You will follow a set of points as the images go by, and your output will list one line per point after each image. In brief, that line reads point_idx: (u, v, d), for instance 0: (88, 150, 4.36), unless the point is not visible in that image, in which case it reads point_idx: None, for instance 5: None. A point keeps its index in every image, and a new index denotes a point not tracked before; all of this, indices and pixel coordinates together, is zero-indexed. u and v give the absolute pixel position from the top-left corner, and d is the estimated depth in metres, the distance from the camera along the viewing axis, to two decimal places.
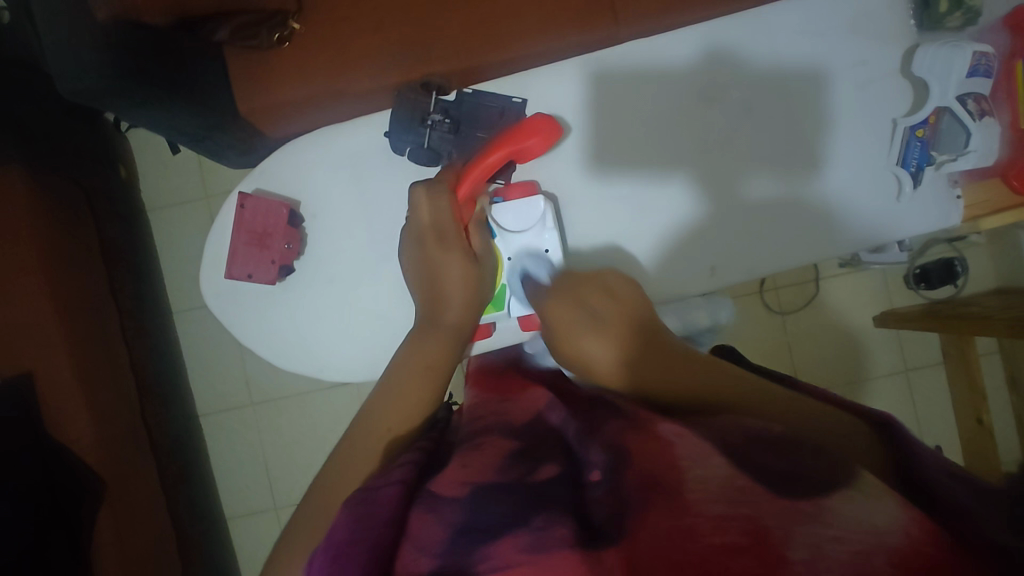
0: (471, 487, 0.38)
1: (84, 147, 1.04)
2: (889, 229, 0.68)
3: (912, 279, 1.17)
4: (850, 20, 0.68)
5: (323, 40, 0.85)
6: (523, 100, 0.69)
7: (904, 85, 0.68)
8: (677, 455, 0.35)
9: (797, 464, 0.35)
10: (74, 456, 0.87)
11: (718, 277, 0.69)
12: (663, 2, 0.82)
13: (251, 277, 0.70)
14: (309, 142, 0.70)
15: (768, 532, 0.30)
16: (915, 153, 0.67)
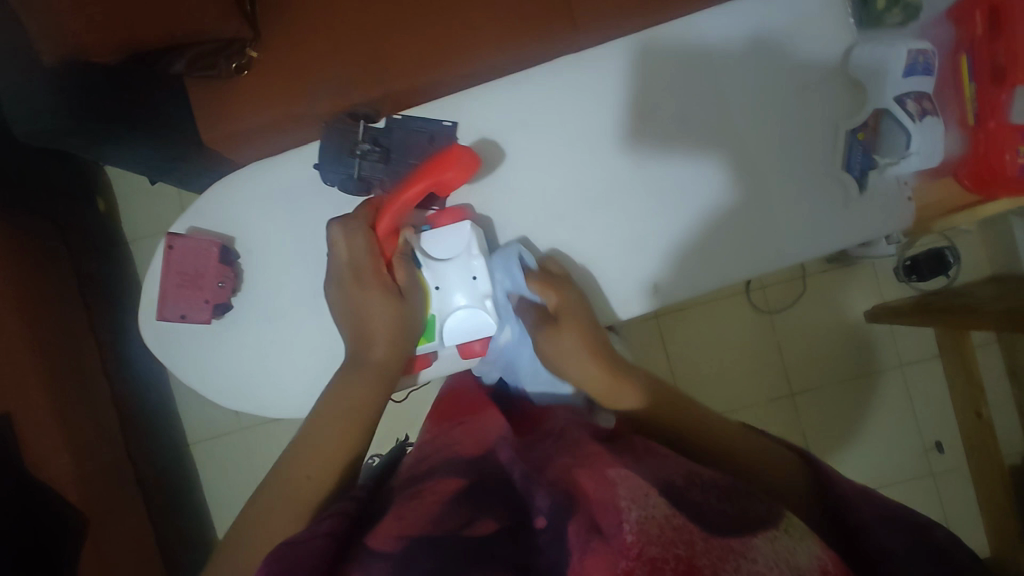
0: (405, 543, 0.36)
1: (60, 184, 1.05)
2: (881, 219, 0.68)
3: (902, 271, 1.14)
4: (793, 21, 0.68)
5: (279, 66, 0.84)
6: (454, 123, 0.69)
7: (844, 87, 0.68)
8: (619, 497, 0.35)
9: (727, 499, 0.36)
10: (54, 494, 0.87)
11: (661, 293, 0.68)
12: (621, 8, 0.80)
13: (183, 317, 0.69)
14: (239, 179, 0.70)
15: (698, 572, 0.31)
16: (858, 158, 0.67)
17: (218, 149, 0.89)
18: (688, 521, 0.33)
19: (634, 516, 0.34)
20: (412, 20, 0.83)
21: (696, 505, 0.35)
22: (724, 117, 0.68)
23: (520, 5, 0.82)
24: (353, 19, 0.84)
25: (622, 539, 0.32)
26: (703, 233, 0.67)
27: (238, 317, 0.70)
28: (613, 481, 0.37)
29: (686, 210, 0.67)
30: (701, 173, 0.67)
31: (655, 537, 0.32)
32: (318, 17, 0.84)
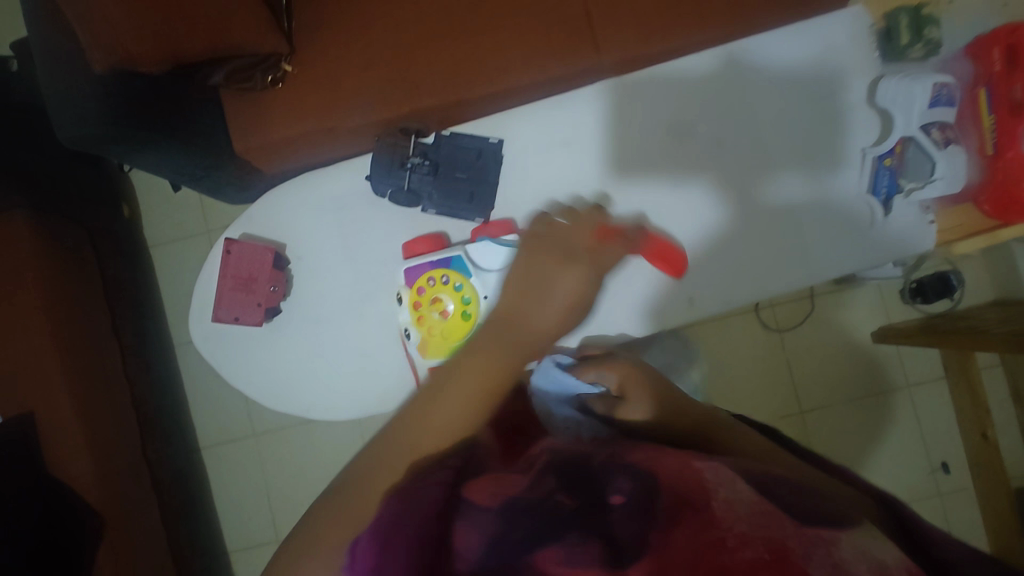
0: (502, 503, 0.40)
1: (89, 189, 1.07)
2: (898, 244, 0.69)
3: (908, 293, 1.17)
4: (816, 55, 0.71)
5: (314, 80, 0.87)
6: (500, 140, 0.72)
7: (871, 116, 0.71)
8: (705, 479, 0.40)
9: (809, 498, 0.41)
10: (74, 493, 0.88)
11: (697, 307, 0.70)
12: (646, 35, 0.84)
13: (237, 319, 0.71)
14: (293, 187, 0.72)
15: (789, 549, 0.35)
16: (885, 181, 0.69)
17: (252, 159, 0.92)
18: (775, 508, 0.38)
19: (720, 495, 0.39)
20: (445, 39, 0.86)
21: (782, 498, 0.40)
22: (755, 144, 0.71)
23: (549, 28, 0.85)
24: (387, 37, 0.87)
25: (712, 513, 0.37)
26: (728, 252, 0.70)
27: (286, 320, 0.72)
28: (697, 470, 0.41)
29: (713, 230, 0.70)
30: (731, 195, 0.71)
31: (743, 516, 0.37)
32: (353, 34, 0.87)
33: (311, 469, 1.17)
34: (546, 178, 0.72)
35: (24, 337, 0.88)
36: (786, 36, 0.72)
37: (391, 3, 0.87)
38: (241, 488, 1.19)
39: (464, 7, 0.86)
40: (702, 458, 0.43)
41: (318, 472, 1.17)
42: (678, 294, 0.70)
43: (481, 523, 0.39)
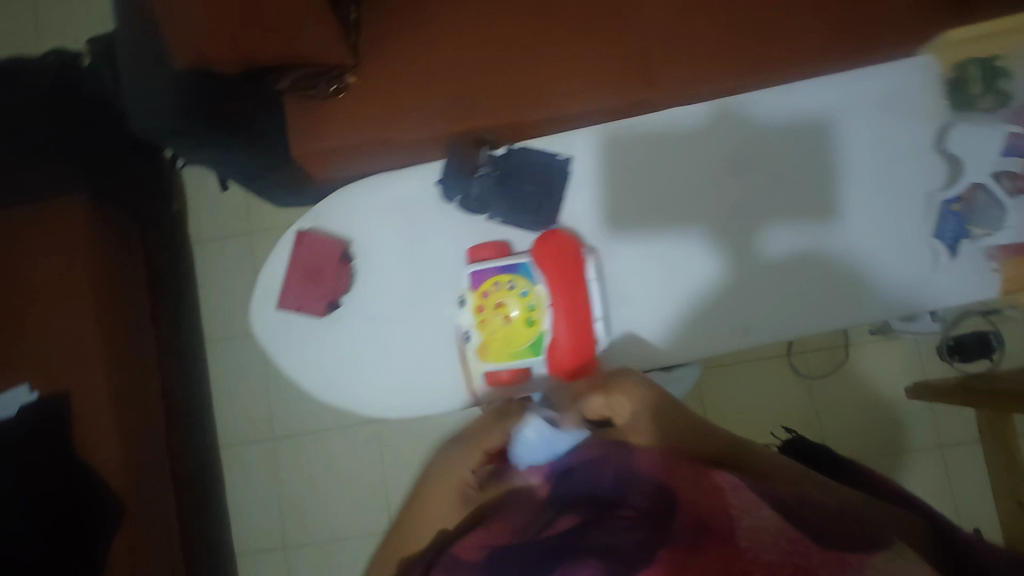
0: (488, 551, 0.54)
1: (145, 182, 1.10)
2: (926, 296, 0.79)
3: (946, 351, 1.15)
4: (875, 116, 0.81)
5: (377, 93, 0.90)
6: (566, 158, 0.75)
7: (941, 163, 0.81)
8: (730, 508, 0.49)
9: (840, 524, 0.49)
10: (97, 478, 0.87)
11: (750, 335, 0.79)
12: (701, 71, 0.85)
13: (302, 307, 0.79)
14: (363, 187, 0.77)
15: (810, 573, 0.42)
16: (951, 227, 0.79)
17: (306, 163, 0.95)
18: (800, 535, 0.46)
19: (744, 522, 0.47)
20: (505, 61, 0.88)
21: (810, 523, 0.48)
22: (823, 202, 0.81)
23: (607, 59, 0.86)
24: (449, 55, 0.89)
25: (738, 544, 0.45)
26: (790, 298, 0.79)
27: (347, 312, 0.79)
28: (719, 490, 0.52)
29: (782, 279, 0.80)
30: (794, 251, 0.80)
31: (770, 546, 0.44)
32: (417, 50, 0.89)
33: (328, 478, 1.17)
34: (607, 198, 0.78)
35: (68, 318, 0.90)
36: (879, 106, 0.81)
37: (454, 23, 0.89)
38: (255, 492, 1.18)
39: (525, 32, 0.88)
40: (721, 473, 0.56)
41: (335, 482, 1.17)
42: (729, 323, 0.79)
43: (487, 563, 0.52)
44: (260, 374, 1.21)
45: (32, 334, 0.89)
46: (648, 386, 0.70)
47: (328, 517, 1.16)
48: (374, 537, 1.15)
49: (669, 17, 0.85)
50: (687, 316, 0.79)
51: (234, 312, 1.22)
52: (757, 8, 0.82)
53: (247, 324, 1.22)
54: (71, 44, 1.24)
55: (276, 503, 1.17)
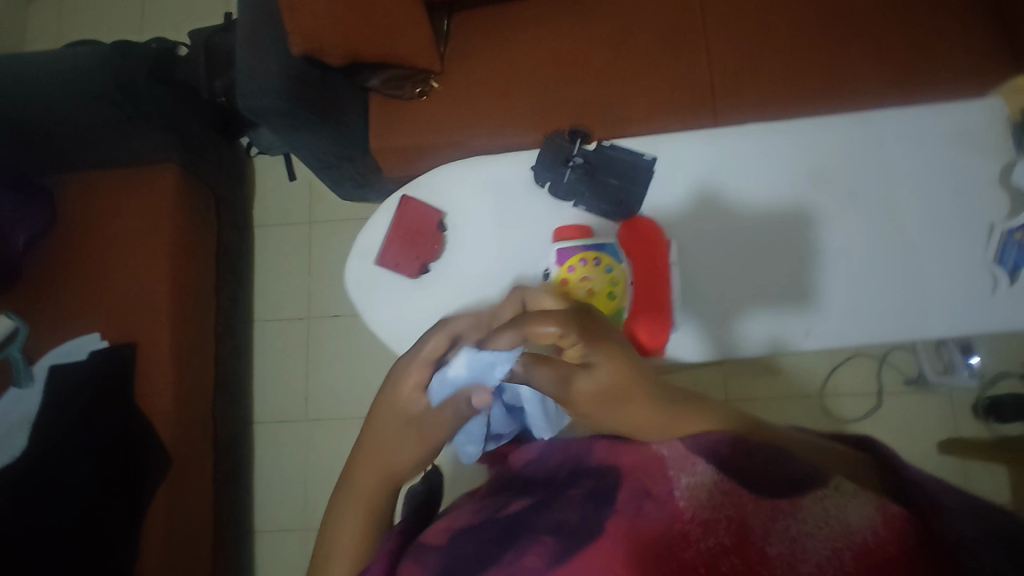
0: (451, 536, 0.41)
1: (226, 162, 1.17)
2: (985, 322, 0.72)
3: (981, 408, 1.14)
4: (893, 157, 0.77)
5: (456, 98, 0.96)
6: (654, 158, 0.78)
7: (1003, 197, 0.75)
8: (667, 467, 0.39)
9: (772, 460, 0.38)
10: (152, 429, 0.91)
11: (814, 340, 0.73)
12: (763, 109, 0.90)
13: (396, 267, 0.78)
14: (462, 165, 0.81)
15: (748, 529, 0.34)
16: (1013, 255, 0.73)
17: (381, 159, 1.00)
18: (734, 484, 0.36)
19: (682, 482, 0.38)
20: (578, 84, 0.94)
21: (740, 468, 0.38)
22: (877, 237, 0.75)
23: (674, 88, 0.92)
24: (527, 73, 0.95)
25: (674, 505, 0.36)
26: (850, 324, 0.73)
27: (434, 278, 0.78)
28: (658, 453, 0.41)
29: (841, 303, 0.74)
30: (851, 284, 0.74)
31: (706, 503, 0.36)
32: (500, 64, 0.96)
33: None
34: (680, 202, 0.78)
35: (148, 276, 0.96)
36: (909, 147, 0.77)
37: (535, 45, 0.96)
38: (282, 470, 1.21)
39: (600, 60, 0.95)
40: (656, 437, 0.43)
41: None
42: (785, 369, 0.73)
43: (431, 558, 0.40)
44: (302, 356, 1.25)
45: (109, 288, 0.95)
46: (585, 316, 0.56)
47: None
48: None
49: (733, 59, 0.92)
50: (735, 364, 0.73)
51: (285, 295, 1.28)
52: (822, 64, 0.90)
53: (296, 308, 1.27)
54: (172, 35, 1.35)
55: (301, 483, 1.20)
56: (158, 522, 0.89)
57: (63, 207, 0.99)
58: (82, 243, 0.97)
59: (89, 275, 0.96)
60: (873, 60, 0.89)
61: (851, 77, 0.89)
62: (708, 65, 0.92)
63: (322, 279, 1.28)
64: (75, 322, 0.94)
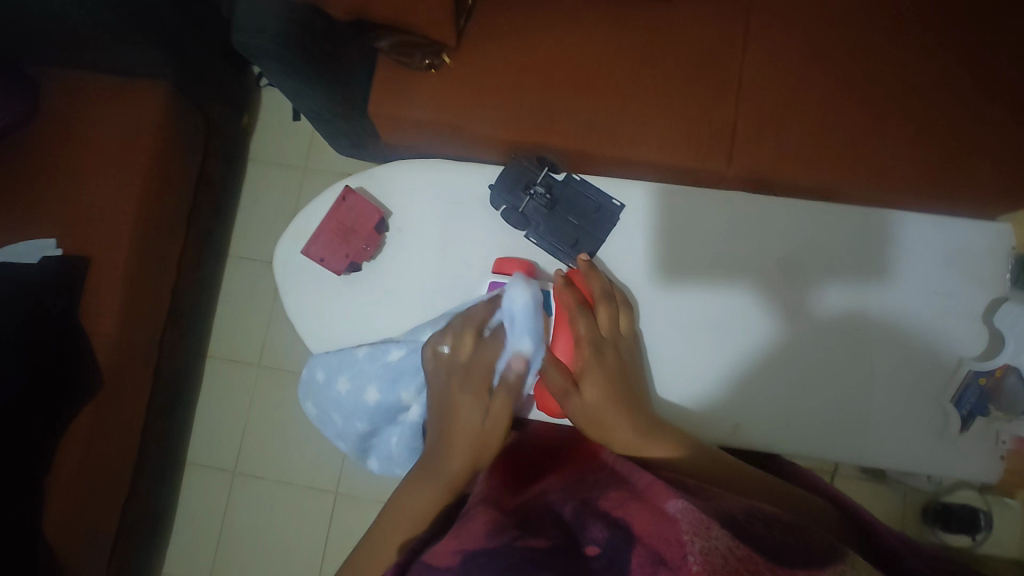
0: (465, 557, 0.44)
1: (226, 89, 1.13)
2: (934, 465, 0.69)
3: (930, 514, 1.09)
4: (954, 255, 0.72)
5: (464, 79, 0.90)
6: (621, 204, 0.74)
7: (983, 332, 0.70)
8: (682, 530, 0.41)
9: (790, 536, 0.42)
10: (88, 347, 0.90)
11: (740, 435, 0.69)
12: (781, 161, 0.84)
13: (322, 261, 0.74)
14: (419, 165, 0.77)
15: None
16: (971, 399, 0.68)
17: (376, 125, 0.96)
18: (750, 552, 0.39)
19: (696, 545, 0.40)
20: (594, 94, 0.88)
21: (758, 537, 0.41)
22: (894, 302, 0.71)
23: (692, 120, 0.86)
24: (544, 70, 0.89)
25: (688, 568, 0.38)
26: (794, 420, 0.69)
27: (363, 279, 0.75)
28: (671, 516, 0.43)
29: (790, 395, 0.70)
30: (855, 348, 0.70)
31: (719, 566, 0.38)
32: (519, 54, 0.90)
33: (296, 422, 1.19)
34: (653, 243, 0.74)
35: (114, 192, 0.94)
36: (966, 256, 0.72)
37: (561, 43, 0.90)
38: (226, 408, 1.21)
39: (623, 74, 0.88)
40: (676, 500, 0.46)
41: (302, 428, 1.19)
42: (844, 371, 0.70)
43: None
44: (269, 302, 1.24)
45: (77, 196, 0.93)
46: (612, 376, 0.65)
47: (284, 457, 1.18)
48: (319, 495, 1.16)
49: (764, 100, 0.86)
50: (794, 384, 0.70)
51: (264, 239, 1.26)
52: (852, 129, 0.84)
53: (273, 253, 1.25)
54: None
55: (241, 426, 1.20)
56: (76, 441, 0.88)
57: (47, 103, 0.96)
58: (59, 145, 0.94)
59: (58, 178, 0.93)
60: (909, 142, 0.83)
61: (879, 151, 0.83)
62: (737, 101, 0.86)
63: None
64: (35, 225, 0.91)
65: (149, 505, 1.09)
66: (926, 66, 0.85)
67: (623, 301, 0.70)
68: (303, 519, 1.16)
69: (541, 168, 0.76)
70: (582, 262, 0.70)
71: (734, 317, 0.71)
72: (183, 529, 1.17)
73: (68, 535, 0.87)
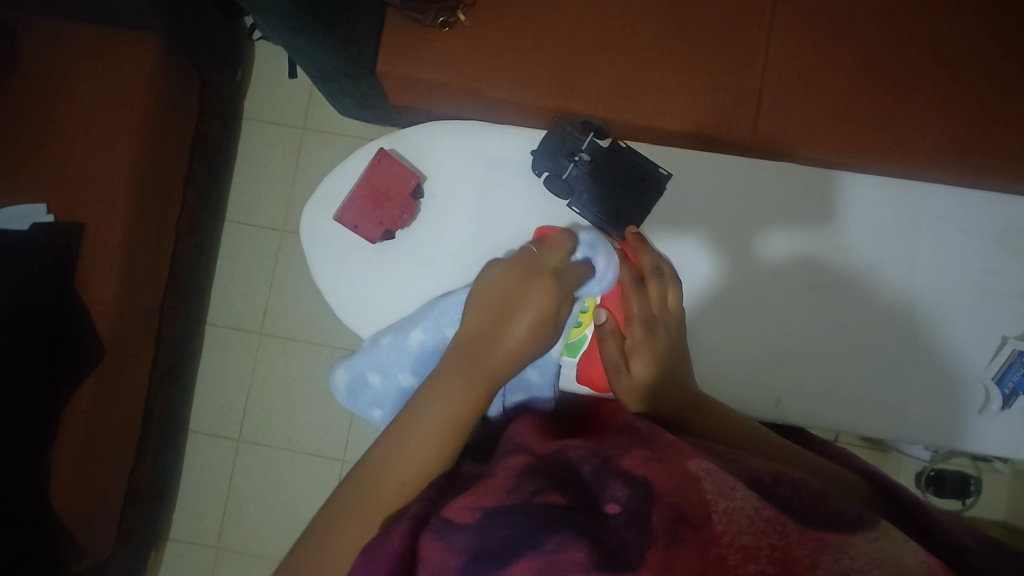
0: (482, 514, 0.42)
1: (219, 42, 1.06)
2: (960, 438, 0.69)
3: (924, 480, 1.11)
4: (986, 233, 0.71)
5: (481, 37, 0.86)
6: (670, 174, 0.72)
7: (1022, 310, 0.70)
8: (704, 490, 0.38)
9: (819, 500, 0.39)
10: (88, 317, 0.87)
11: (780, 410, 0.70)
12: (803, 128, 0.83)
13: (355, 229, 0.71)
14: (456, 128, 0.74)
15: (793, 560, 0.33)
16: (1015, 376, 0.68)
17: (386, 85, 0.91)
18: (779, 514, 0.36)
19: (720, 506, 0.37)
20: (617, 56, 0.85)
21: (785, 500, 0.38)
22: (893, 264, 0.71)
23: (717, 87, 0.84)
24: (564, 30, 0.85)
25: (712, 530, 0.35)
26: (828, 397, 0.69)
27: (396, 247, 0.72)
28: (693, 476, 0.41)
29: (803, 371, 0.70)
30: (895, 323, 0.70)
31: (746, 527, 0.35)
32: (538, 12, 0.86)
33: (299, 390, 1.18)
34: (693, 212, 0.72)
35: (108, 150, 0.89)
36: (989, 233, 0.71)
37: (582, 1, 0.86)
38: (227, 377, 1.19)
39: (646, 35, 0.85)
40: (693, 457, 0.43)
41: (306, 395, 1.18)
42: (825, 326, 0.70)
43: (459, 537, 0.41)
44: (269, 269, 1.20)
45: (68, 157, 0.88)
46: (661, 355, 0.64)
47: (288, 424, 1.17)
48: (326, 462, 1.16)
49: (791, 68, 0.83)
50: (779, 340, 0.70)
51: (263, 203, 1.21)
52: (878, 97, 0.82)
53: (272, 218, 1.21)
54: None
55: (244, 394, 1.18)
56: (79, 414, 0.86)
57: (28, 56, 0.89)
58: (43, 99, 0.88)
59: (46, 138, 0.88)
60: (936, 112, 0.82)
61: (898, 120, 0.82)
62: (763, 67, 0.84)
63: (305, 194, 1.21)
64: (24, 188, 0.86)
65: (153, 475, 1.07)
66: (956, 34, 0.83)
67: (672, 277, 0.68)
68: (310, 486, 1.16)
69: (587, 134, 0.73)
70: (632, 235, 0.70)
71: (741, 276, 0.71)
72: (188, 496, 1.16)
73: (74, 506, 0.86)
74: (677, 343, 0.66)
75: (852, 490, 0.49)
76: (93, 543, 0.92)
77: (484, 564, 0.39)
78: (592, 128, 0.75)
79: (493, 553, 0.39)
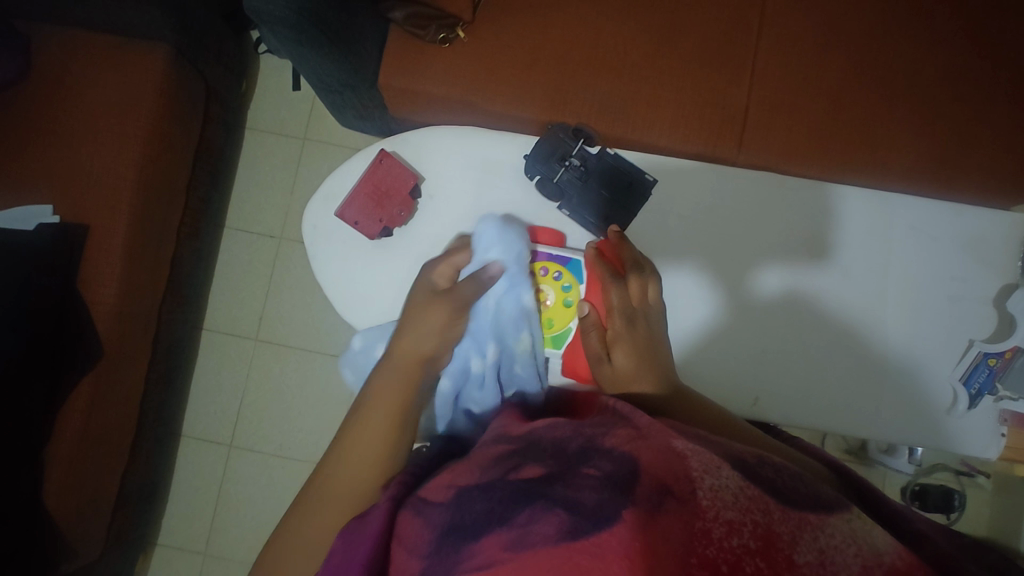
0: (457, 491, 0.44)
1: (226, 54, 1.09)
2: (932, 437, 0.71)
3: (908, 494, 1.12)
4: (958, 241, 0.74)
5: (478, 53, 0.89)
6: (655, 180, 0.75)
7: (993, 315, 0.73)
8: (690, 468, 0.40)
9: (799, 481, 0.41)
10: (88, 317, 0.88)
11: (759, 409, 0.72)
12: (786, 145, 0.86)
13: (356, 224, 0.74)
14: (453, 131, 0.76)
15: (774, 534, 0.35)
16: (980, 378, 0.71)
17: (386, 97, 0.94)
18: (762, 493, 0.38)
19: (706, 482, 0.39)
20: (608, 72, 0.88)
21: (769, 480, 0.40)
22: (869, 274, 0.74)
23: (703, 104, 0.87)
24: (558, 48, 0.89)
25: (698, 504, 0.37)
26: (806, 401, 0.72)
27: (394, 244, 0.75)
28: (679, 453, 0.42)
29: (781, 374, 0.72)
30: (871, 330, 0.73)
31: (731, 504, 0.37)
32: (534, 30, 0.89)
33: (292, 394, 1.19)
34: (677, 217, 0.75)
35: (114, 153, 0.91)
36: (960, 241, 0.74)
37: (577, 20, 0.90)
38: (220, 381, 1.20)
39: (636, 53, 0.89)
40: (680, 438, 0.44)
41: (298, 399, 1.19)
42: (803, 333, 0.72)
43: (437, 512, 0.43)
44: (265, 275, 1.22)
45: (75, 160, 0.90)
46: (641, 345, 0.66)
47: (279, 429, 1.18)
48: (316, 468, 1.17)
49: (775, 88, 0.87)
50: (759, 345, 0.72)
51: (262, 210, 1.24)
52: (857, 116, 0.86)
53: (270, 225, 1.23)
54: None
55: (237, 398, 1.19)
56: (75, 413, 0.86)
57: (41, 63, 0.92)
58: (52, 105, 0.91)
59: (54, 143, 0.90)
60: (913, 132, 0.85)
61: (877, 138, 0.85)
62: (749, 86, 0.87)
63: (303, 202, 1.24)
64: (31, 189, 0.88)
65: (145, 479, 1.08)
66: (932, 59, 0.87)
67: (652, 272, 0.70)
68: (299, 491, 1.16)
69: (578, 140, 0.76)
70: (614, 233, 0.71)
71: (721, 282, 0.74)
72: (178, 501, 1.16)
73: (67, 505, 0.86)
74: (660, 335, 0.68)
75: (818, 472, 0.51)
76: (83, 544, 0.92)
77: (459, 537, 0.41)
78: (583, 136, 0.78)
79: (471, 524, 0.41)
